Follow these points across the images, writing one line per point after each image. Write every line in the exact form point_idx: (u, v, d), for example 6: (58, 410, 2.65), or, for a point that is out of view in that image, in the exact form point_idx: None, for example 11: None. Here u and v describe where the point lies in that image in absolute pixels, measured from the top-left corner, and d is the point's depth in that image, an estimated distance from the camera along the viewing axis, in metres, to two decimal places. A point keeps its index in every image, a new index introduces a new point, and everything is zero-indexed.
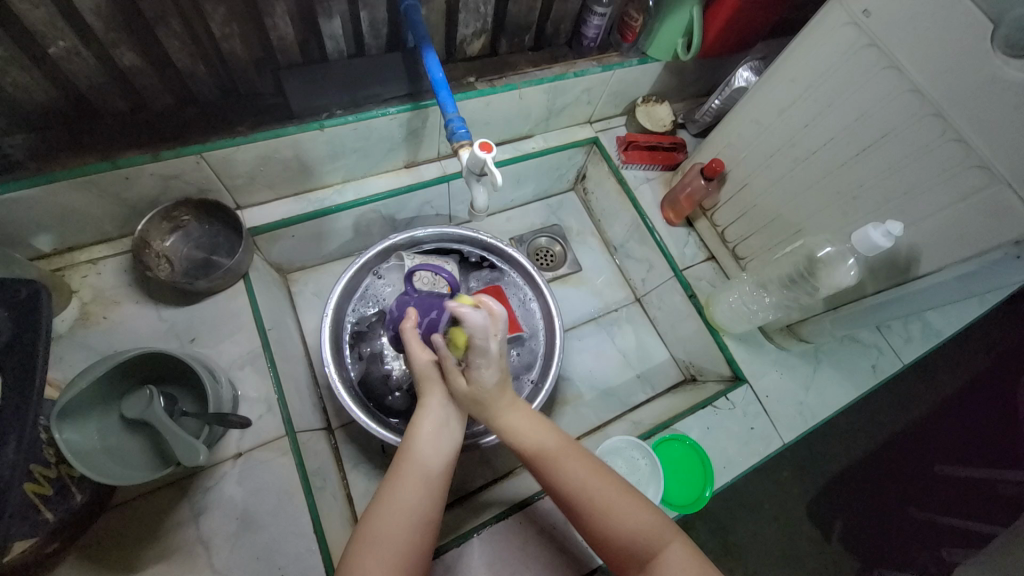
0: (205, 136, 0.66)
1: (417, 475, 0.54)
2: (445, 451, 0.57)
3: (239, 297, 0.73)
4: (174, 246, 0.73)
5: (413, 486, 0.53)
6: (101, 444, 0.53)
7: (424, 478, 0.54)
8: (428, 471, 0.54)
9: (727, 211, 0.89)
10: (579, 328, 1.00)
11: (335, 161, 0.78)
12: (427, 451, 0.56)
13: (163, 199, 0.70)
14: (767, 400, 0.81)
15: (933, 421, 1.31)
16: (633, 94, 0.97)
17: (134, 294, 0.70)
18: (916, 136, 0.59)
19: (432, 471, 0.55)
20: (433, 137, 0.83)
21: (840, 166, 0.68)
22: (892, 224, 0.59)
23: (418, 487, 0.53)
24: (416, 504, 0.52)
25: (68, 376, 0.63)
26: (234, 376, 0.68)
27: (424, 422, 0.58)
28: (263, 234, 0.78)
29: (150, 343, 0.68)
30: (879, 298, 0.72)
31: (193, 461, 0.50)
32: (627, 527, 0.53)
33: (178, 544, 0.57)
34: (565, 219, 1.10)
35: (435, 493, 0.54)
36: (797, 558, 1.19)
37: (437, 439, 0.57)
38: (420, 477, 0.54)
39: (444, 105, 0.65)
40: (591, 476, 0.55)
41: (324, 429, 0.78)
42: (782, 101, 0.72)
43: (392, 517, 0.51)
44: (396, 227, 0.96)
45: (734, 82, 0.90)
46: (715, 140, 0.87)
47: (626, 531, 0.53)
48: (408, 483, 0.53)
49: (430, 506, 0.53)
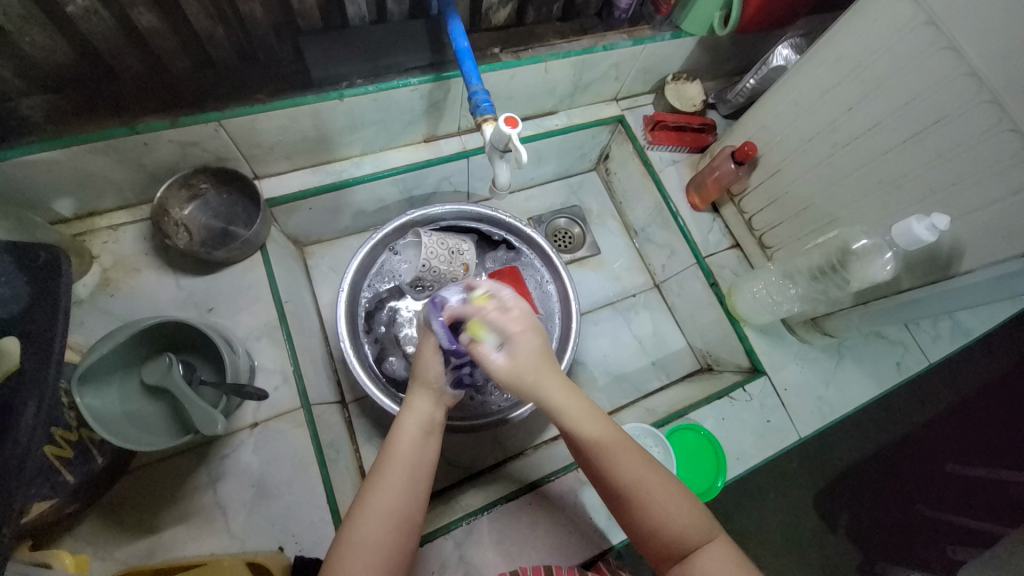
0: (223, 101, 0.65)
1: (404, 474, 0.53)
2: (429, 445, 0.56)
3: (257, 268, 0.73)
4: (193, 215, 0.73)
5: (396, 480, 0.52)
6: (122, 408, 0.54)
7: (409, 476, 0.53)
8: (414, 467, 0.53)
9: (756, 197, 0.86)
10: (596, 312, 0.98)
11: (354, 133, 0.76)
12: (409, 453, 0.54)
13: (182, 166, 0.69)
14: (786, 393, 0.80)
15: (949, 418, 1.28)
16: (663, 70, 0.93)
17: (153, 262, 0.70)
18: (971, 124, 0.55)
19: (417, 468, 0.54)
20: (455, 110, 0.81)
21: (884, 154, 0.64)
22: (938, 217, 0.55)
23: (403, 481, 0.52)
24: (403, 499, 0.51)
25: (88, 340, 0.63)
26: (250, 347, 0.68)
27: (409, 423, 0.56)
28: (280, 205, 0.77)
29: (168, 311, 0.68)
30: (914, 294, 0.69)
31: (211, 430, 0.50)
32: (663, 530, 0.51)
33: (196, 508, 0.59)
34: (586, 200, 1.07)
35: (416, 489, 0.53)
36: (798, 551, 1.18)
37: (420, 437, 0.56)
38: (405, 474, 0.53)
39: (468, 77, 0.62)
40: (626, 482, 0.52)
41: (339, 402, 0.78)
42: (825, 82, 0.68)
43: (378, 514, 0.50)
44: (413, 203, 0.94)
45: (772, 60, 0.84)
46: (748, 123, 0.83)
47: (666, 533, 0.51)
48: (393, 483, 0.52)
49: (415, 507, 0.52)
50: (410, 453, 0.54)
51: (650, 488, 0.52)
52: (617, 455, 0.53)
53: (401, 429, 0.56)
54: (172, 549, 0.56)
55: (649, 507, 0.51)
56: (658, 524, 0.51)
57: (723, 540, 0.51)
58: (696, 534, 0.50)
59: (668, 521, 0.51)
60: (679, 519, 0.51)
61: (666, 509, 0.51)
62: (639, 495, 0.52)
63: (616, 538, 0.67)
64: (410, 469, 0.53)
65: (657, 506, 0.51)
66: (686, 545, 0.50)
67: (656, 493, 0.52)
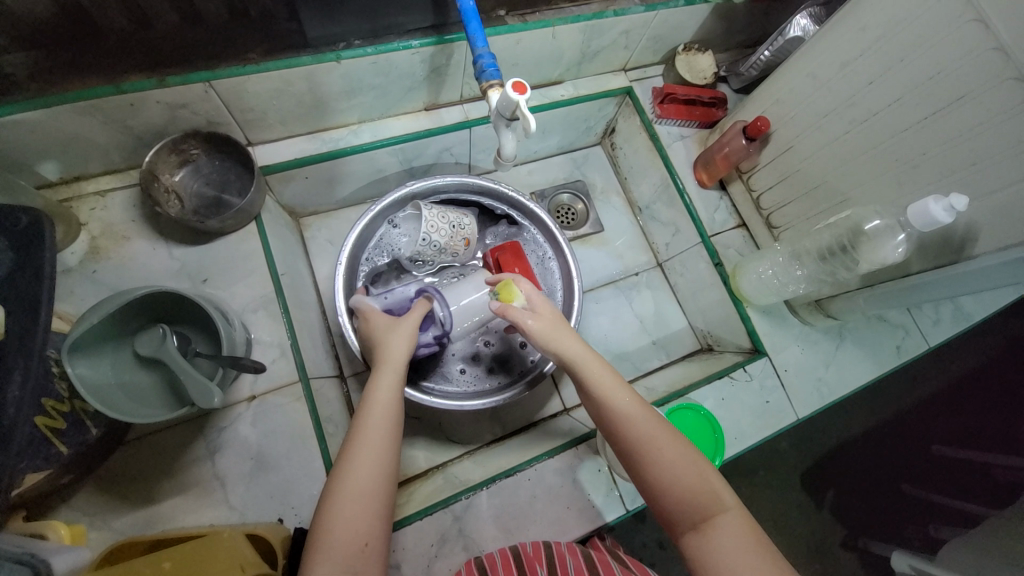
0: (213, 61, 0.61)
1: (381, 436, 0.53)
2: (398, 413, 0.56)
3: (252, 239, 0.70)
4: (184, 181, 0.69)
5: (373, 450, 0.51)
6: (116, 380, 0.53)
7: (384, 447, 0.52)
8: (386, 440, 0.53)
9: (766, 175, 0.83)
10: (598, 290, 0.97)
11: (352, 99, 0.73)
12: (382, 414, 0.54)
13: (171, 130, 0.66)
14: (785, 373, 0.80)
15: (939, 401, 1.30)
16: (675, 40, 0.89)
17: (144, 230, 0.67)
18: (996, 101, 0.52)
19: (390, 439, 0.53)
20: (458, 76, 0.77)
21: (902, 133, 0.62)
22: (956, 198, 0.54)
23: (381, 452, 0.52)
24: (382, 470, 0.51)
25: (80, 310, 0.61)
26: (246, 320, 0.66)
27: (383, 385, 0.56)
28: (275, 174, 0.74)
29: (161, 282, 0.66)
30: (922, 278, 0.67)
31: (207, 404, 0.48)
32: (677, 493, 0.52)
33: (194, 480, 0.58)
34: (590, 175, 1.04)
35: (392, 459, 0.53)
36: (786, 525, 1.21)
37: (390, 408, 0.55)
38: (382, 436, 0.53)
39: (472, 39, 0.59)
40: (643, 441, 0.53)
41: (337, 376, 0.78)
42: (846, 54, 0.66)
43: (358, 487, 0.49)
44: (413, 175, 0.91)
45: (789, 30, 0.81)
46: (761, 97, 0.81)
47: (678, 497, 0.52)
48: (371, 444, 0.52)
49: (390, 466, 0.52)
50: (382, 424, 0.53)
51: (664, 451, 0.53)
52: (632, 415, 0.55)
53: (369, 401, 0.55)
54: (171, 519, 0.56)
55: (664, 470, 0.52)
56: (673, 488, 0.52)
57: (737, 512, 0.51)
58: (709, 506, 0.51)
59: (682, 484, 0.52)
60: (693, 482, 0.52)
61: (683, 473, 0.52)
62: (653, 457, 0.53)
63: (611, 515, 0.67)
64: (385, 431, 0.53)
65: (671, 472, 0.52)
66: (701, 513, 0.51)
67: (671, 457, 0.53)
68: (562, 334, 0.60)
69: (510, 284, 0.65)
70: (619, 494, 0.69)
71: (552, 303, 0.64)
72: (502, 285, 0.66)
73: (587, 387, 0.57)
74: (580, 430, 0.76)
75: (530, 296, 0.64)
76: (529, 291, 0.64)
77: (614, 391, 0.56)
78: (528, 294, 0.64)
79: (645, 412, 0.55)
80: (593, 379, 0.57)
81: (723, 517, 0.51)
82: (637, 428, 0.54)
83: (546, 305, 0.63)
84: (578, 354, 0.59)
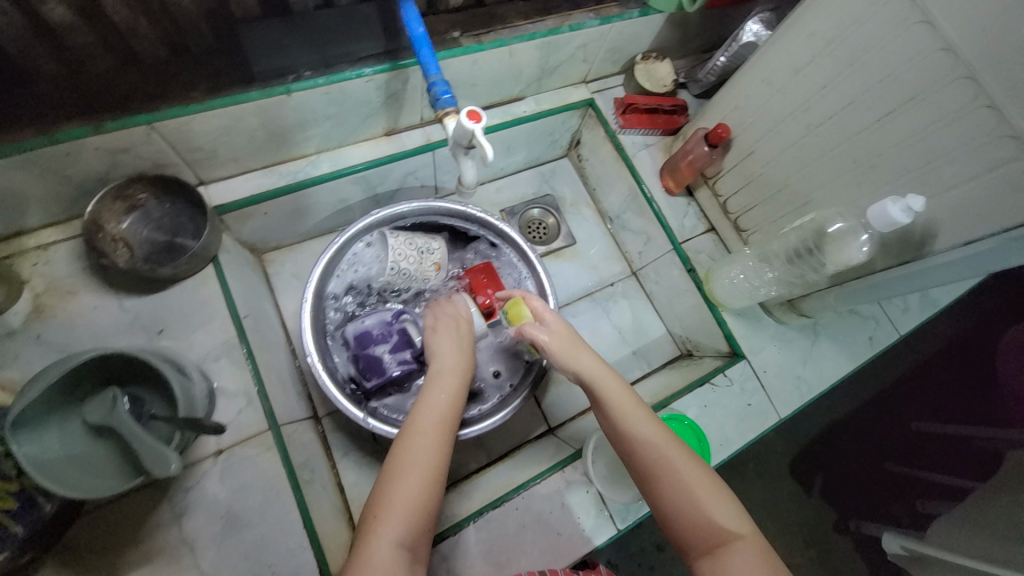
0: (153, 101, 0.58)
1: (433, 427, 0.55)
2: (444, 443, 0.55)
3: (210, 283, 0.67)
4: (132, 228, 0.66)
5: (419, 476, 0.51)
6: (67, 452, 0.49)
7: (425, 484, 0.51)
8: (433, 467, 0.52)
9: (730, 179, 0.84)
10: (574, 304, 0.96)
11: (308, 130, 0.71)
12: (433, 408, 0.57)
13: (114, 176, 0.62)
14: (765, 375, 0.80)
15: (915, 382, 1.34)
16: (632, 50, 0.90)
17: (92, 283, 0.63)
18: (944, 101, 0.53)
19: (435, 477, 0.52)
20: (415, 100, 0.75)
21: (857, 135, 0.63)
22: (913, 199, 0.55)
23: (421, 471, 0.51)
24: (430, 462, 0.52)
25: (24, 375, 0.57)
26: (208, 369, 0.63)
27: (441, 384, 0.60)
28: (231, 213, 0.71)
29: (113, 336, 0.62)
30: (887, 275, 0.68)
31: (164, 472, 0.45)
32: (692, 517, 0.51)
33: (161, 547, 0.55)
34: (558, 188, 1.04)
35: (434, 497, 0.51)
36: (779, 518, 1.22)
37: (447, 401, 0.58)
38: (431, 430, 0.55)
39: (425, 66, 0.57)
40: (658, 460, 0.53)
41: (311, 418, 0.75)
42: (797, 59, 0.67)
43: (402, 515, 0.49)
44: (379, 202, 0.89)
45: (742, 36, 0.83)
46: (720, 103, 0.82)
47: (693, 520, 0.51)
48: (419, 437, 0.54)
49: (439, 458, 0.54)
50: (427, 443, 0.53)
51: (680, 473, 0.53)
52: (646, 432, 0.55)
53: (416, 426, 0.55)
54: None
55: (678, 493, 0.52)
56: (688, 510, 0.51)
57: (755, 543, 0.50)
58: (725, 531, 0.50)
59: (697, 508, 0.51)
60: (709, 507, 0.51)
61: (701, 496, 0.52)
62: (667, 478, 0.53)
63: (600, 538, 0.66)
64: (437, 425, 0.55)
65: (686, 494, 0.52)
66: (716, 539, 0.50)
67: (685, 476, 0.53)
68: (579, 351, 0.62)
69: (519, 305, 0.68)
70: (609, 513, 0.68)
71: (568, 322, 0.66)
72: (512, 305, 0.69)
73: (603, 404, 0.58)
74: (566, 451, 0.75)
75: (545, 316, 0.66)
76: (544, 310, 0.66)
77: (633, 412, 0.57)
78: (542, 312, 0.66)
79: (660, 429, 0.55)
80: (608, 396, 0.58)
81: (739, 544, 0.49)
82: (651, 446, 0.54)
83: (561, 324, 0.65)
84: (593, 371, 0.60)
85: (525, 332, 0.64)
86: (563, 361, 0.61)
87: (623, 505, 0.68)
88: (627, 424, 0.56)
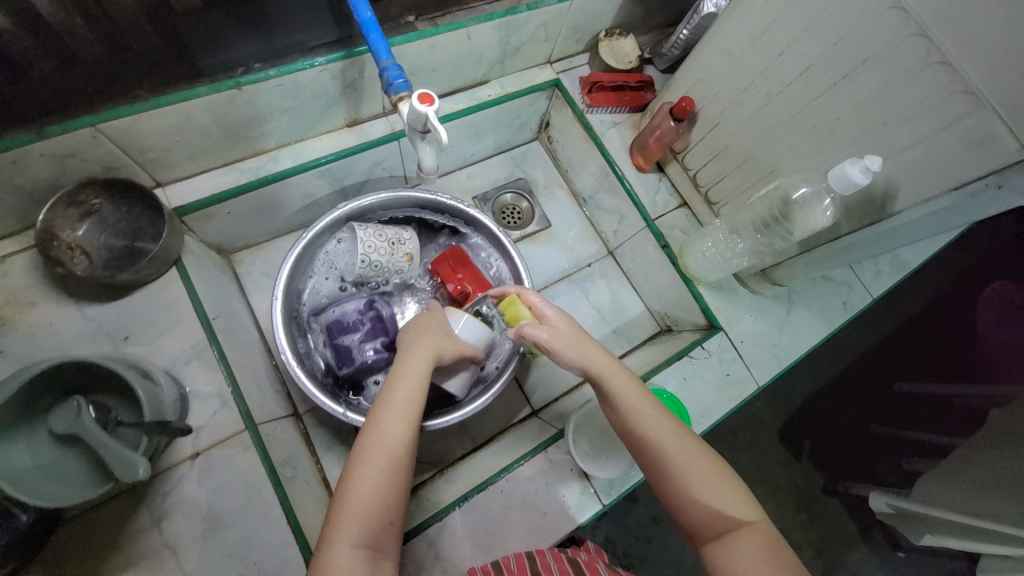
0: (95, 100, 0.56)
1: (396, 416, 0.53)
2: (407, 433, 0.53)
3: (175, 287, 0.66)
4: (88, 235, 0.65)
5: (381, 473, 0.50)
6: (33, 463, 0.48)
7: (385, 479, 0.50)
8: (399, 458, 0.51)
9: (698, 152, 0.84)
10: (551, 287, 0.96)
11: (265, 124, 0.69)
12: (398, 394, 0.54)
13: (64, 181, 0.61)
14: (742, 345, 0.81)
15: (894, 344, 1.36)
16: (595, 27, 0.89)
17: (51, 293, 0.62)
18: (898, 59, 0.54)
19: (397, 471, 0.51)
20: (374, 89, 0.74)
21: (816, 99, 0.63)
22: (870, 159, 0.55)
23: (380, 468, 0.50)
24: (391, 455, 0.51)
25: None
26: (179, 373, 0.62)
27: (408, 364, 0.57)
28: (192, 214, 0.70)
29: (77, 346, 0.61)
30: (854, 238, 0.68)
31: (133, 477, 0.45)
32: (700, 505, 0.53)
33: (142, 552, 0.54)
34: (531, 172, 1.03)
35: (397, 490, 0.51)
36: (770, 484, 1.24)
37: (413, 384, 0.55)
38: (394, 420, 0.53)
39: (376, 51, 0.56)
40: (668, 451, 0.55)
41: (291, 416, 0.74)
42: (755, 27, 0.67)
43: (363, 513, 0.48)
44: (347, 195, 0.88)
45: (703, 7, 0.82)
46: (683, 77, 0.81)
47: (699, 508, 0.53)
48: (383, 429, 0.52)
49: (402, 450, 0.52)
50: (388, 437, 0.52)
51: (687, 464, 0.54)
52: (653, 426, 0.56)
53: (380, 416, 0.53)
54: None
55: (687, 480, 0.54)
56: (695, 500, 0.53)
57: (760, 530, 0.51)
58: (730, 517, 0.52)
59: (703, 497, 0.53)
60: (716, 495, 0.53)
61: (707, 487, 0.53)
62: (673, 467, 0.54)
63: (584, 514, 0.67)
64: (399, 415, 0.53)
65: (693, 484, 0.53)
66: (721, 524, 0.52)
67: (691, 468, 0.54)
68: (586, 345, 0.62)
69: (515, 302, 0.66)
70: (593, 489, 0.68)
71: (569, 318, 0.66)
72: (508, 303, 0.67)
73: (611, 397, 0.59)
74: (548, 432, 0.76)
75: (546, 313, 0.65)
76: (543, 307, 0.66)
77: (640, 406, 0.57)
78: (543, 310, 0.66)
79: (667, 423, 0.57)
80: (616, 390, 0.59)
81: (745, 531, 0.51)
82: (660, 436, 0.55)
83: (563, 321, 0.65)
84: (600, 366, 0.60)
85: (525, 332, 0.62)
86: (568, 357, 0.61)
87: (607, 480, 0.69)
88: (633, 417, 0.57)
